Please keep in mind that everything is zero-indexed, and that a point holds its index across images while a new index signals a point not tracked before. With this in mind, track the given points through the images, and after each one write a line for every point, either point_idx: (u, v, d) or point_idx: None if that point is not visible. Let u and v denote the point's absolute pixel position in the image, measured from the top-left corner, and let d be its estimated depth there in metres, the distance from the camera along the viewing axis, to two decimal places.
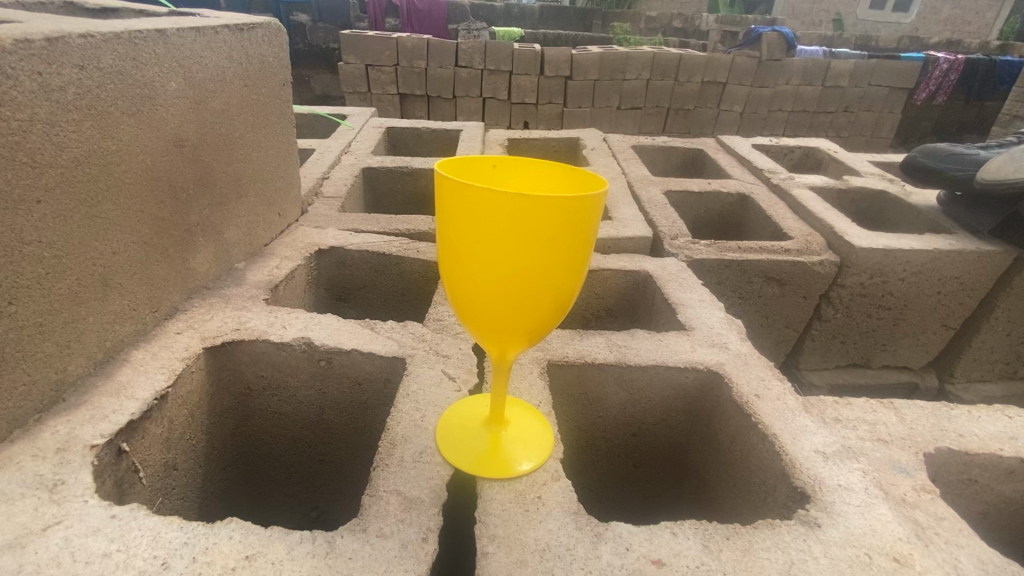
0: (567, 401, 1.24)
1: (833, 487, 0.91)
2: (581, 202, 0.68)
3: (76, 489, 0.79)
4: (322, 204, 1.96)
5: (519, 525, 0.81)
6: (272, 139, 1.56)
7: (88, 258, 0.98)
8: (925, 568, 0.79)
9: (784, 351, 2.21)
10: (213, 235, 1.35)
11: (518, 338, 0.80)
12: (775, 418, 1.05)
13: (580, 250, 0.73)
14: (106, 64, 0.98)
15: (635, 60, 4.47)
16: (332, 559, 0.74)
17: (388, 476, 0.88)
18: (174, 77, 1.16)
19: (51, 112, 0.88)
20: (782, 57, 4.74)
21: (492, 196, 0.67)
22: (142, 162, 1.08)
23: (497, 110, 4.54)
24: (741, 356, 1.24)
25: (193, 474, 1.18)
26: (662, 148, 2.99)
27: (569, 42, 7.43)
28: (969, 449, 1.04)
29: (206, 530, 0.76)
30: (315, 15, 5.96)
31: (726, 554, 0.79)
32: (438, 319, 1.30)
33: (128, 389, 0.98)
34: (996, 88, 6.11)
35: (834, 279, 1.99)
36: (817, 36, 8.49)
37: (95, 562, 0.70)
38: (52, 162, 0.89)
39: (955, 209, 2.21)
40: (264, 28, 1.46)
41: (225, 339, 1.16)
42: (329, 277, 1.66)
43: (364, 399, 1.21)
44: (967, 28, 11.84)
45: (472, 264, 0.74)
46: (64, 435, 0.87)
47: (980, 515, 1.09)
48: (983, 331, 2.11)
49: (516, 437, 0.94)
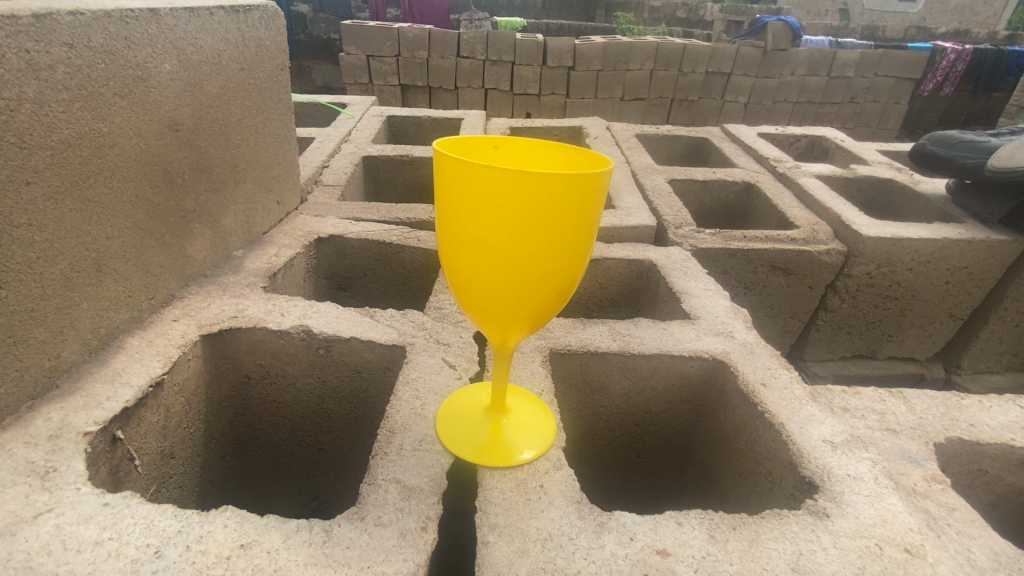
0: (570, 390, 1.22)
1: (842, 477, 0.89)
2: (585, 180, 0.65)
3: (68, 477, 0.78)
4: (322, 192, 1.94)
5: (520, 514, 0.80)
6: (270, 125, 1.54)
7: (82, 243, 0.96)
8: (937, 559, 0.77)
9: (788, 341, 2.18)
10: (211, 222, 1.33)
11: (519, 324, 0.78)
12: (781, 406, 1.02)
13: (583, 232, 0.71)
14: (97, 43, 0.96)
15: (639, 50, 4.42)
16: (329, 548, 0.72)
17: (387, 464, 0.86)
18: (167, 59, 1.13)
19: (40, 91, 0.86)
20: (787, 46, 4.68)
21: (493, 174, 0.65)
22: (135, 146, 1.06)
23: (500, 100, 4.50)
24: (746, 344, 1.21)
25: (191, 463, 1.17)
26: (666, 137, 2.95)
27: (574, 32, 7.39)
28: (980, 440, 1.02)
29: (201, 519, 0.74)
30: (315, 5, 5.92)
31: (733, 544, 0.77)
32: (439, 307, 1.28)
33: (123, 375, 0.97)
34: (1004, 79, 6.01)
35: (841, 269, 1.96)
36: (823, 27, 8.37)
37: (87, 550, 0.69)
38: (40, 143, 0.86)
39: (964, 198, 2.17)
40: (261, 11, 1.44)
41: (223, 326, 1.14)
42: (329, 266, 1.64)
43: (363, 387, 1.19)
44: (976, 19, 11.45)
45: (472, 247, 0.72)
46: (57, 422, 0.86)
47: (990, 506, 1.07)
48: (992, 322, 2.08)
49: (516, 425, 0.92)
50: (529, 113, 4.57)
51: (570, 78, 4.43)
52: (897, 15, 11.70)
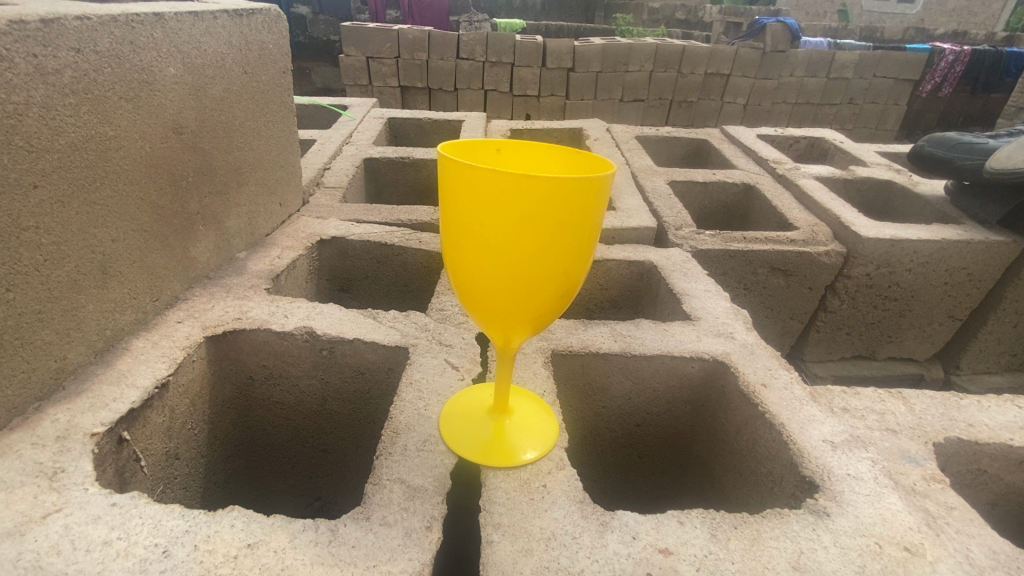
0: (571, 390, 1.23)
1: (842, 476, 0.90)
2: (587, 183, 0.66)
3: (76, 477, 0.78)
4: (323, 194, 1.95)
5: (524, 514, 0.80)
6: (273, 128, 1.54)
7: (88, 246, 0.97)
8: (936, 558, 0.78)
9: (788, 342, 2.19)
10: (214, 224, 1.34)
11: (521, 326, 0.79)
12: (781, 406, 1.03)
13: (585, 235, 0.71)
14: (103, 47, 0.97)
15: (638, 51, 4.42)
16: (336, 547, 0.73)
17: (391, 464, 0.87)
18: (172, 62, 1.14)
19: (47, 96, 0.86)
20: (786, 48, 4.70)
21: (496, 178, 0.65)
22: (140, 149, 1.07)
23: (500, 102, 4.51)
24: (747, 346, 1.22)
25: (195, 464, 1.17)
26: (666, 139, 2.96)
27: (573, 33, 7.40)
28: (979, 439, 1.02)
29: (208, 519, 0.75)
30: (315, 8, 5.95)
31: (734, 543, 0.78)
32: (441, 309, 1.29)
33: (129, 376, 0.98)
34: (1003, 79, 6.03)
35: (840, 270, 1.97)
36: (822, 27, 8.37)
37: (96, 550, 0.70)
38: (47, 147, 0.87)
39: (962, 200, 2.18)
40: (264, 14, 1.44)
41: (226, 328, 1.15)
42: (331, 267, 1.65)
43: (367, 388, 1.19)
44: (973, 19, 11.54)
45: (475, 249, 0.73)
46: (64, 423, 0.86)
47: (988, 505, 1.08)
48: (990, 322, 2.09)
49: (520, 425, 0.92)
50: (529, 115, 4.58)
51: (570, 80, 4.44)
52: (896, 15, 11.71)
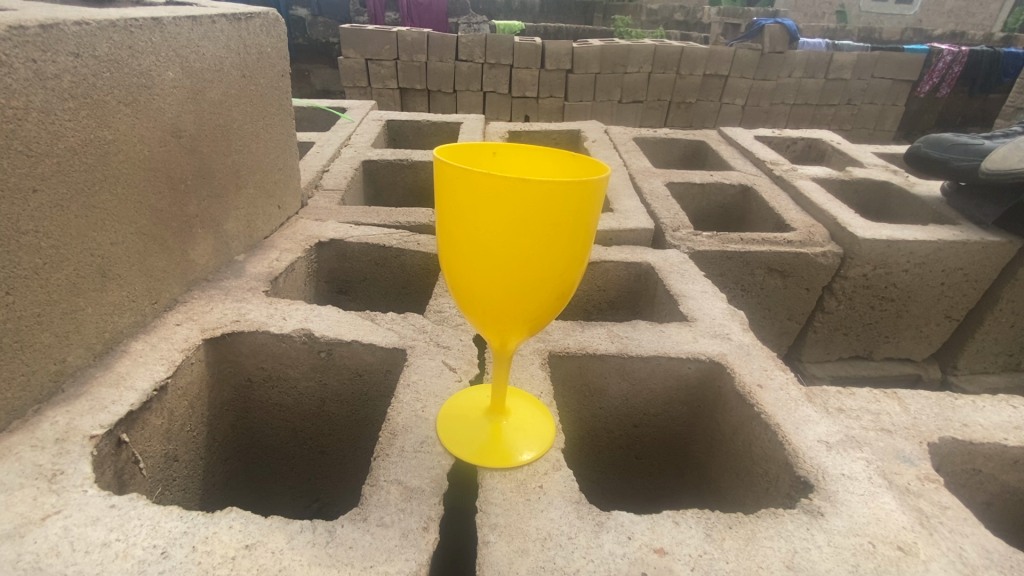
0: (569, 392, 1.23)
1: (836, 476, 0.90)
2: (582, 186, 0.67)
3: (75, 479, 0.79)
4: (323, 196, 1.96)
5: (520, 514, 0.81)
6: (271, 130, 1.55)
7: (88, 249, 0.97)
8: (929, 557, 0.78)
9: (786, 342, 2.20)
10: (213, 227, 1.34)
11: (518, 328, 0.80)
12: (777, 407, 1.04)
13: (581, 237, 0.72)
14: (102, 52, 0.97)
15: (636, 52, 4.43)
16: (333, 549, 0.73)
17: (389, 466, 0.88)
18: (171, 66, 1.15)
19: (46, 100, 0.87)
20: (785, 49, 4.71)
21: (492, 182, 0.66)
22: (139, 152, 1.07)
23: (499, 104, 4.52)
24: (743, 346, 1.23)
25: (193, 465, 1.18)
26: (665, 141, 2.97)
27: (572, 35, 7.40)
28: (974, 439, 1.03)
29: (206, 520, 0.75)
30: (315, 10, 5.98)
31: (729, 542, 0.78)
32: (439, 311, 1.29)
33: (128, 379, 0.98)
34: (1001, 80, 6.05)
35: (837, 271, 1.98)
36: (821, 27, 8.38)
37: (95, 551, 0.70)
38: (46, 151, 0.88)
39: (959, 201, 2.19)
40: (262, 18, 1.45)
41: (225, 330, 1.15)
42: (329, 269, 1.66)
43: (364, 390, 1.20)
44: (971, 19, 11.56)
45: (471, 251, 0.73)
46: (63, 425, 0.87)
47: (984, 504, 1.08)
48: (987, 322, 2.10)
49: (516, 426, 0.93)
50: (528, 117, 4.59)
51: (569, 81, 4.45)
52: (895, 16, 11.73)
